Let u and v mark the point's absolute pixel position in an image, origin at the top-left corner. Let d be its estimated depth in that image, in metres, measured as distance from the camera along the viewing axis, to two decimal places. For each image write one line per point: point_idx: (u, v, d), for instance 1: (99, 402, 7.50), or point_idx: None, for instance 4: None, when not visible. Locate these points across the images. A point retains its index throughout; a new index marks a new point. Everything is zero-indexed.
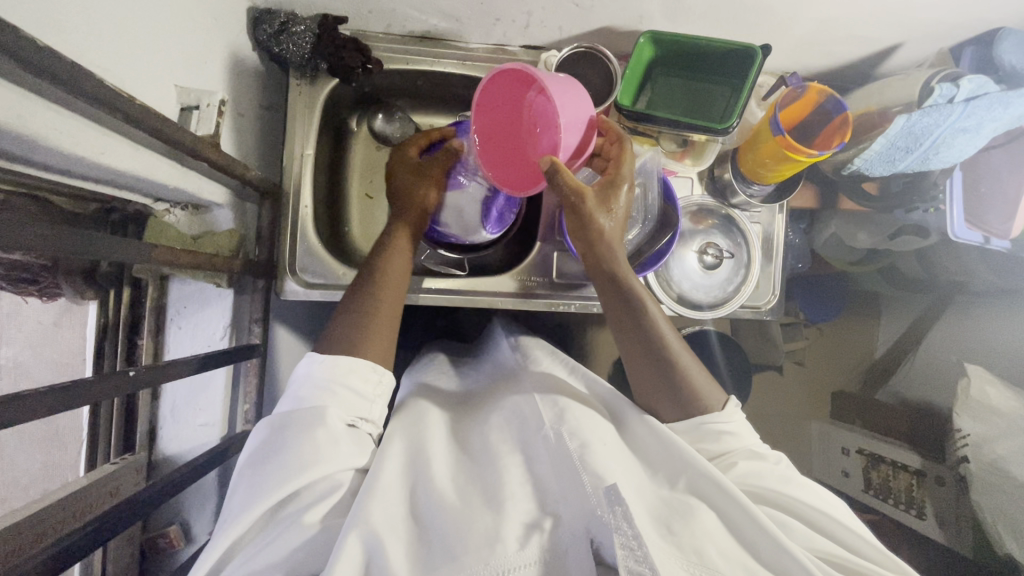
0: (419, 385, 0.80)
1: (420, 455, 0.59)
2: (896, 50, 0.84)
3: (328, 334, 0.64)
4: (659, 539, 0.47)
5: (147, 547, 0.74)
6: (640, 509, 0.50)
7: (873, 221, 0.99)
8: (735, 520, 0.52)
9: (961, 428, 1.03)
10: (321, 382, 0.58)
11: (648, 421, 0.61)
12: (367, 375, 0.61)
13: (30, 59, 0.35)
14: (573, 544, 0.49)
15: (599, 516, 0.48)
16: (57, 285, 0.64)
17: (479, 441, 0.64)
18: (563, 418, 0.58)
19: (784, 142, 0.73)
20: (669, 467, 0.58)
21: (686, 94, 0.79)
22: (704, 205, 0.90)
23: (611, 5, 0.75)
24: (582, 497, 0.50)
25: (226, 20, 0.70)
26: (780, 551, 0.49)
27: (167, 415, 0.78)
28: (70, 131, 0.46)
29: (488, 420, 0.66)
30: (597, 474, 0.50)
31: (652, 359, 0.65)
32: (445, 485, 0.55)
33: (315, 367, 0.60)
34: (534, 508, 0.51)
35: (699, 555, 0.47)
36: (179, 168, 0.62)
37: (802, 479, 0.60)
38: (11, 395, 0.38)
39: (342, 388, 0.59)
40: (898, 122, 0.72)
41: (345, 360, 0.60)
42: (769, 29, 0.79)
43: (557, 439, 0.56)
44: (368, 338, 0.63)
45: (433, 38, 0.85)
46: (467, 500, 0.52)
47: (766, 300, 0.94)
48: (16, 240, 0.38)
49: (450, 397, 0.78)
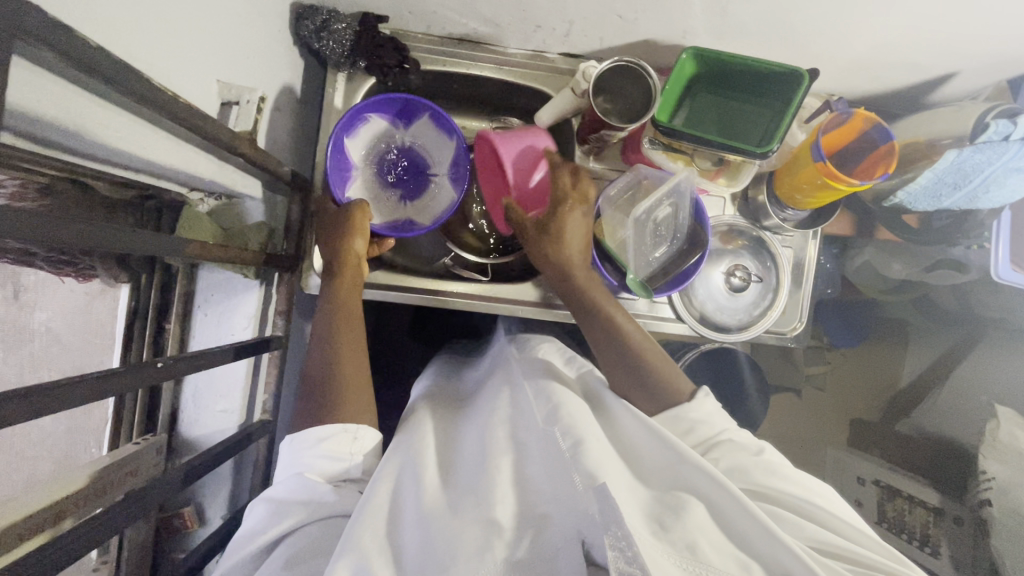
0: (426, 391, 0.79)
1: (413, 459, 0.58)
2: (950, 78, 0.81)
3: (305, 404, 0.63)
4: (648, 535, 0.44)
5: (162, 525, 0.77)
6: (631, 507, 0.46)
7: (910, 252, 0.96)
8: (727, 513, 0.48)
9: (986, 470, 1.00)
10: (295, 460, 0.58)
11: (635, 413, 0.60)
12: (340, 435, 0.59)
13: (83, 59, 0.36)
14: (563, 547, 0.47)
15: (591, 517, 0.45)
16: (92, 267, 0.66)
17: (472, 440, 0.63)
18: (556, 416, 0.55)
19: (824, 169, 0.71)
20: (657, 459, 0.55)
21: (725, 113, 0.78)
22: (735, 225, 0.88)
23: (656, 19, 0.74)
24: (573, 497, 0.47)
25: (271, 16, 0.71)
26: (772, 540, 0.45)
27: (190, 399, 0.79)
28: (116, 125, 0.47)
29: (480, 421, 0.65)
30: (588, 474, 0.46)
31: (624, 365, 0.68)
32: (435, 493, 0.54)
33: (291, 444, 0.59)
34: (524, 509, 0.50)
35: (691, 551, 0.44)
36: (215, 161, 0.63)
37: (791, 472, 0.57)
38: (49, 386, 0.39)
39: (319, 458, 0.57)
40: (948, 156, 0.71)
41: (313, 430, 0.59)
42: (816, 51, 0.77)
43: (551, 434, 0.54)
44: (346, 403, 0.62)
45: (471, 42, 0.84)
46: (457, 507, 0.51)
47: (793, 327, 0.91)
48: (71, 222, 0.39)
49: (447, 399, 0.77)
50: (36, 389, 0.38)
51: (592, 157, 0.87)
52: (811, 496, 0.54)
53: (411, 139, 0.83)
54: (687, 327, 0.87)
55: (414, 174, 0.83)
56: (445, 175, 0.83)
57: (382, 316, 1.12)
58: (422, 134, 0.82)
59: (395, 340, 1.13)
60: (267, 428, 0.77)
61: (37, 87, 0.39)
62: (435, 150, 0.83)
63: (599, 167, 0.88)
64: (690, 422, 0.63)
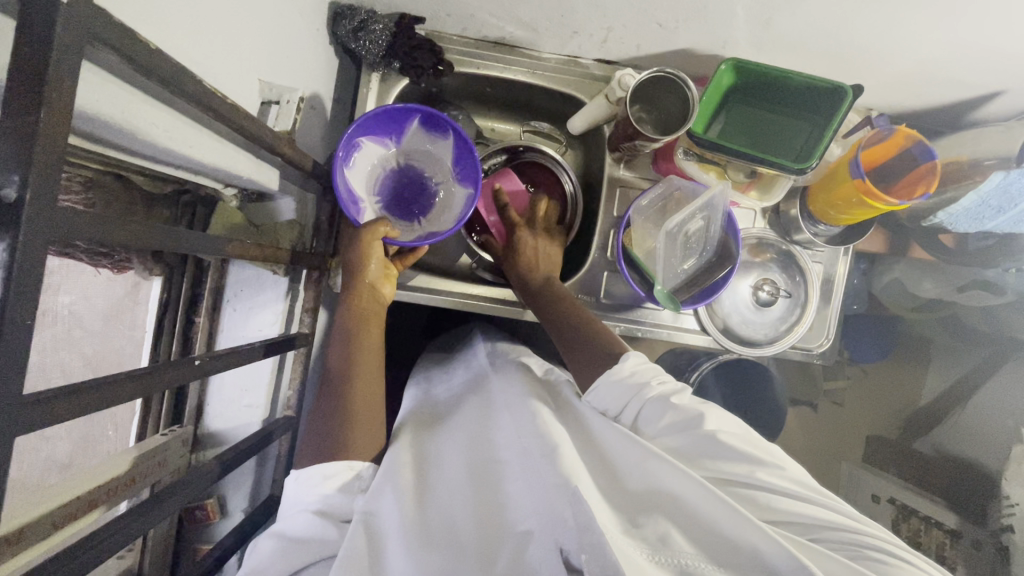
0: (414, 402, 0.74)
1: (391, 476, 0.55)
2: (996, 97, 0.79)
3: (312, 431, 0.62)
4: (617, 530, 0.45)
5: (185, 515, 0.78)
6: (602, 508, 0.47)
7: (942, 271, 0.94)
8: (700, 510, 0.47)
9: (1009, 495, 0.98)
10: (299, 496, 0.57)
11: (607, 418, 0.58)
12: (339, 474, 0.57)
13: (143, 62, 0.36)
14: (543, 558, 0.47)
15: (564, 523, 0.46)
16: (128, 259, 0.67)
17: (452, 453, 0.60)
18: (530, 429, 0.56)
19: (863, 186, 0.70)
20: (626, 459, 0.53)
21: (761, 126, 0.77)
22: (764, 238, 0.87)
23: (696, 28, 0.73)
24: (548, 504, 0.48)
25: (311, 15, 0.71)
26: (747, 527, 0.44)
27: (215, 393, 0.80)
28: (165, 125, 0.47)
29: (460, 433, 0.63)
30: (563, 477, 0.48)
31: (566, 344, 0.72)
32: (416, 517, 0.51)
33: (294, 480, 0.57)
34: (506, 527, 0.50)
35: (662, 542, 0.46)
36: (253, 159, 0.63)
37: (757, 441, 0.54)
38: (109, 378, 0.39)
39: (329, 497, 0.56)
40: (995, 178, 0.71)
41: (317, 468, 0.57)
42: (858, 66, 0.75)
43: (526, 452, 0.54)
44: (356, 432, 0.61)
45: (507, 45, 0.84)
46: (441, 534, 0.50)
47: (819, 343, 0.90)
48: (147, 225, 0.40)
49: (427, 408, 0.71)
50: (86, 385, 0.37)
51: (621, 165, 0.86)
52: (759, 469, 0.51)
53: (401, 153, 0.81)
54: (712, 339, 0.86)
55: (416, 187, 0.82)
56: (449, 177, 0.83)
57: (401, 314, 1.12)
58: (410, 144, 0.80)
59: (414, 339, 1.14)
60: (290, 424, 0.77)
61: (98, 90, 0.39)
62: (431, 158, 0.82)
63: (630, 174, 0.86)
64: (625, 381, 0.60)
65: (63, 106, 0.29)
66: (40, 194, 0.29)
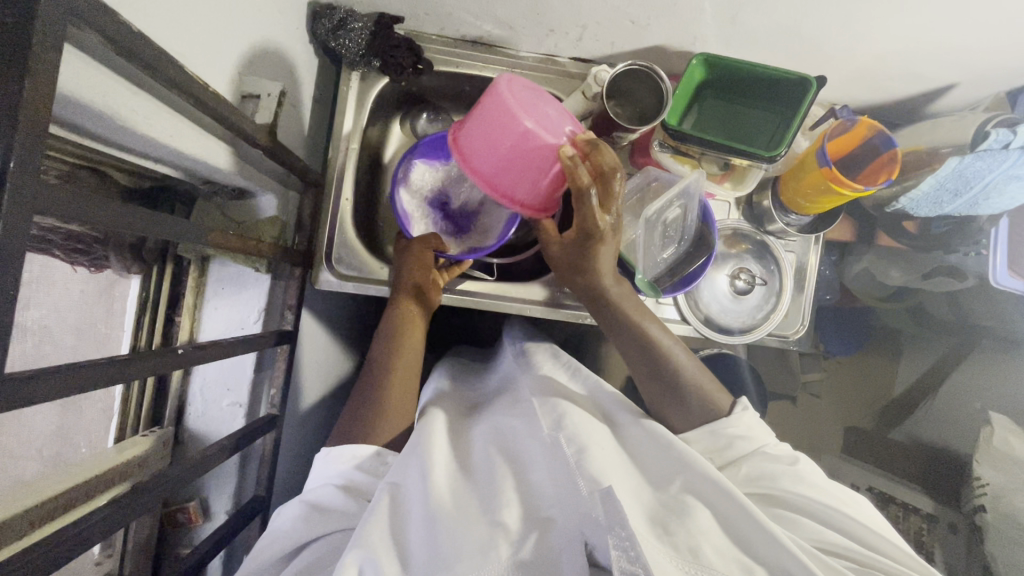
0: (438, 393, 0.75)
1: (422, 450, 0.56)
2: (949, 90, 0.84)
3: (343, 423, 0.65)
4: (649, 538, 0.45)
5: (166, 520, 0.76)
6: (633, 509, 0.47)
7: (909, 259, 0.98)
8: (734, 521, 0.49)
9: (981, 476, 1.01)
10: (326, 469, 0.59)
11: (644, 423, 0.59)
12: (370, 460, 0.59)
13: (125, 43, 0.36)
14: (567, 548, 0.47)
15: (595, 521, 0.45)
16: (105, 258, 0.65)
17: (481, 444, 0.61)
18: (562, 425, 0.56)
19: (830, 174, 0.73)
20: (661, 469, 0.56)
21: (731, 118, 0.80)
22: (739, 229, 0.90)
23: (668, 25, 0.76)
24: (575, 502, 0.48)
25: (290, 13, 0.72)
26: (772, 541, 0.46)
27: (196, 393, 0.78)
28: (145, 113, 0.47)
29: (490, 424, 0.64)
30: (594, 478, 0.48)
31: (664, 387, 0.69)
32: (442, 489, 0.51)
33: (325, 454, 0.60)
34: (528, 508, 0.50)
35: (693, 555, 0.45)
36: (234, 153, 0.63)
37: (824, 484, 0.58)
38: (87, 363, 0.39)
39: (349, 473, 0.58)
40: (950, 163, 0.75)
41: (349, 446, 0.60)
42: (820, 60, 0.79)
43: (556, 444, 0.54)
44: (388, 418, 0.64)
45: (485, 44, 0.86)
46: (463, 507, 0.50)
47: (795, 330, 0.92)
48: (131, 210, 0.40)
49: (455, 403, 0.73)
50: (64, 367, 0.37)
51: None
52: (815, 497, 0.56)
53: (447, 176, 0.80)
54: (693, 329, 0.88)
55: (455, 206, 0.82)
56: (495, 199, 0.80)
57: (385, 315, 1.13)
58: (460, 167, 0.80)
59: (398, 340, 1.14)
60: (274, 423, 0.76)
61: (77, 72, 0.39)
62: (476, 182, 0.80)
63: None
64: (728, 437, 0.63)
65: (44, 78, 0.29)
66: (22, 166, 0.29)
